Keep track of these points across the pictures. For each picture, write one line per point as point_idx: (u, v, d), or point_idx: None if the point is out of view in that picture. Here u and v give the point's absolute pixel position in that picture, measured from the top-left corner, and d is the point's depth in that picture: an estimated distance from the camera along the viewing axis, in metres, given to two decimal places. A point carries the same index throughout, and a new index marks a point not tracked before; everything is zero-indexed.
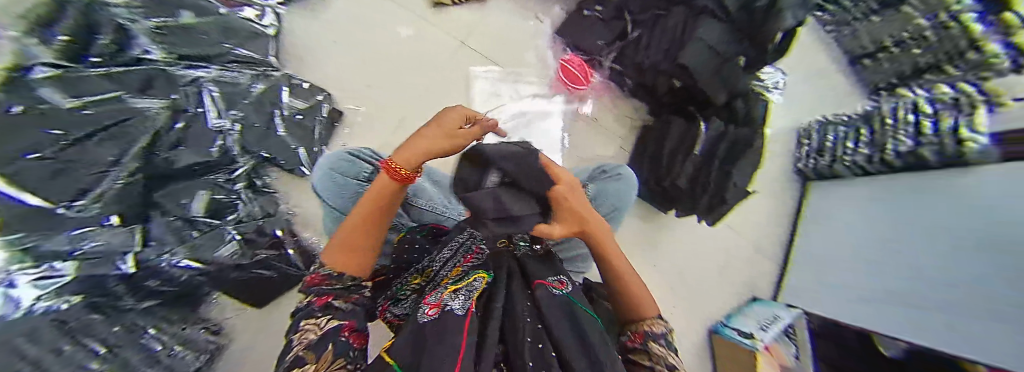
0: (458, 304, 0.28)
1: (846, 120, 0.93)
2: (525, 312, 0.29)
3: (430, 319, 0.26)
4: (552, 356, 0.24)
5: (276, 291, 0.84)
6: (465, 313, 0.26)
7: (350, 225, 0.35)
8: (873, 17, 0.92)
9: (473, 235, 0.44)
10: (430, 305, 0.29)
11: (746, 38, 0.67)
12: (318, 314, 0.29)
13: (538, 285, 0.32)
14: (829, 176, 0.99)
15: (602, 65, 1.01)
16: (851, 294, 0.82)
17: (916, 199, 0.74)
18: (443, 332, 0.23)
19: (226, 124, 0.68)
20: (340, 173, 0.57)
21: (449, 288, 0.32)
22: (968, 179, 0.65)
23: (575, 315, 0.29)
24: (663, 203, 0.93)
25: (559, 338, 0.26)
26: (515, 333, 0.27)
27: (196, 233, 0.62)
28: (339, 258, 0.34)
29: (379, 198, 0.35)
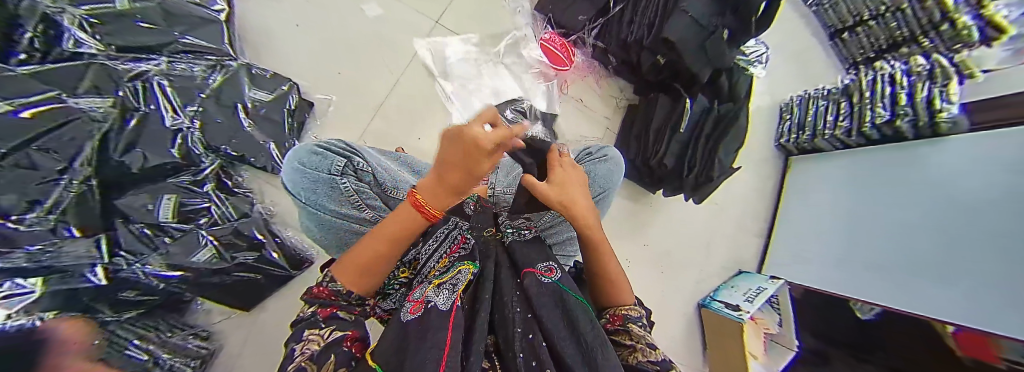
0: (442, 299, 0.26)
1: (827, 93, 0.93)
2: (516, 303, 0.29)
3: (413, 319, 0.24)
4: (541, 345, 0.23)
5: (265, 294, 0.79)
6: (450, 308, 0.25)
7: (369, 247, 0.32)
8: None
9: (457, 225, 0.42)
10: (414, 303, 0.28)
11: (731, 11, 0.66)
12: (321, 325, 0.28)
13: (526, 273, 0.32)
14: (807, 151, 1.01)
15: (584, 43, 0.98)
16: (828, 261, 0.86)
17: (895, 170, 0.77)
18: (427, 330, 0.21)
19: (185, 123, 0.64)
20: (312, 168, 0.55)
21: (433, 283, 0.31)
22: (953, 149, 0.67)
23: (564, 299, 0.28)
24: (651, 183, 0.92)
25: (548, 324, 0.25)
26: (507, 326, 0.27)
27: (168, 240, 0.59)
28: (351, 277, 0.32)
29: (404, 229, 0.32)
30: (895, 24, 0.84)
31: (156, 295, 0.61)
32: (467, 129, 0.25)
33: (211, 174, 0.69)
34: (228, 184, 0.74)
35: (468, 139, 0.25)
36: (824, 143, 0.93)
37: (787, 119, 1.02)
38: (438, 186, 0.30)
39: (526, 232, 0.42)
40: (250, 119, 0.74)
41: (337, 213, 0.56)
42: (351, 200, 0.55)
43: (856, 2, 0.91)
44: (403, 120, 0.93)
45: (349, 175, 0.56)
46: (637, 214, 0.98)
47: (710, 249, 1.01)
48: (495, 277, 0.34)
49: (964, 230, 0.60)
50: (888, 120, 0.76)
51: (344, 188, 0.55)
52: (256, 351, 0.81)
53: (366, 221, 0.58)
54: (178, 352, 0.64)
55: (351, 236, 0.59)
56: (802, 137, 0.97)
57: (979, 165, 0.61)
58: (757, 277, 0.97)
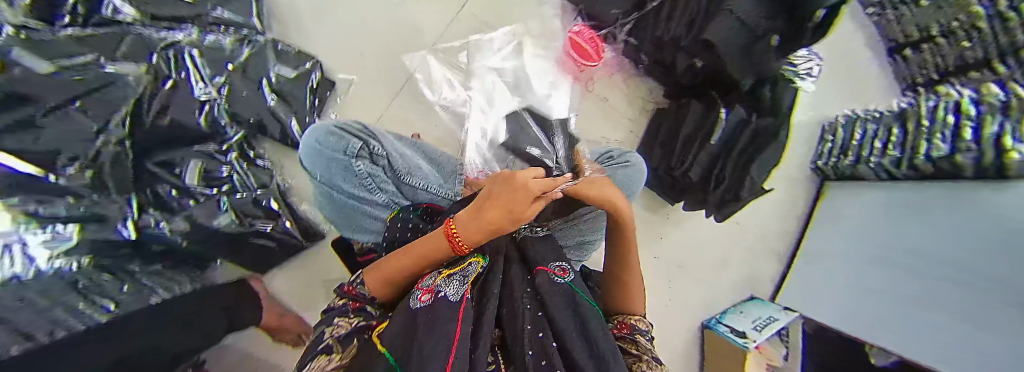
0: (452, 290, 0.28)
1: (879, 116, 0.82)
2: (526, 300, 0.30)
3: (424, 306, 0.26)
4: (552, 343, 0.23)
5: (278, 260, 0.84)
6: (459, 299, 0.25)
7: (398, 260, 0.36)
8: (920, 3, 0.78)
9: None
10: (424, 290, 0.30)
11: (784, 12, 0.58)
12: (350, 315, 0.32)
13: (539, 271, 0.33)
14: (845, 177, 0.91)
15: (614, 39, 0.92)
16: (835, 298, 0.80)
17: (925, 213, 0.66)
18: (436, 317, 0.22)
19: (214, 96, 0.66)
20: (328, 148, 0.55)
21: (443, 273, 0.33)
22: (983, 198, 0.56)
23: (578, 304, 0.28)
24: (674, 194, 0.87)
25: (559, 323, 0.25)
26: (515, 321, 0.27)
27: (192, 202, 0.63)
28: (376, 282, 0.36)
29: (433, 253, 0.35)
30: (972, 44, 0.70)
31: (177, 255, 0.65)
32: (523, 180, 0.33)
33: (236, 144, 0.74)
34: (251, 154, 0.77)
35: (522, 189, 0.33)
36: (867, 171, 0.81)
37: (830, 140, 0.94)
38: (477, 224, 0.33)
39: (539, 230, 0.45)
40: (274, 94, 0.77)
41: (350, 194, 0.58)
42: (364, 184, 0.57)
43: (923, 15, 0.79)
44: (421, 105, 0.93)
45: (364, 158, 0.56)
46: (652, 224, 0.95)
47: (722, 269, 0.97)
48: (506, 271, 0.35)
49: (963, 275, 0.55)
50: (947, 154, 0.62)
51: (358, 171, 0.55)
52: None
53: (377, 204, 0.60)
54: None
55: (364, 215, 0.61)
56: (843, 162, 0.87)
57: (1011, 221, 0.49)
58: (770, 306, 0.91)
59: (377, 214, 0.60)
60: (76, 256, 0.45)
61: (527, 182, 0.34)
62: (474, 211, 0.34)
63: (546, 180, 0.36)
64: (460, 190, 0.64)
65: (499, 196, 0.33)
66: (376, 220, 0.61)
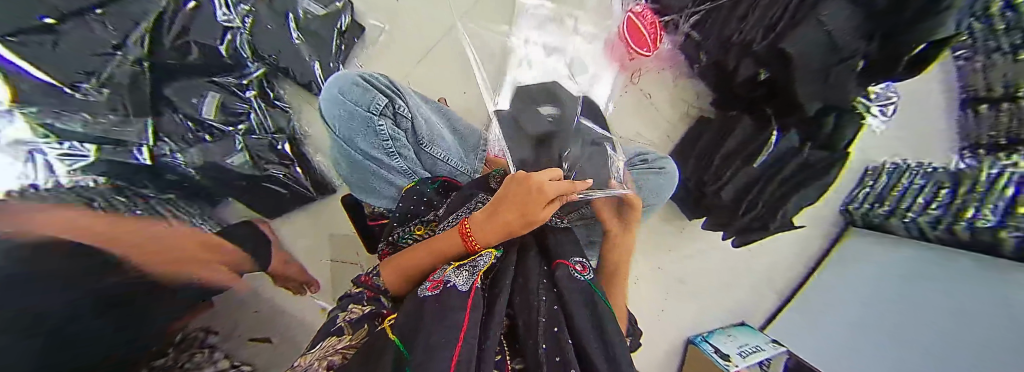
0: (461, 280, 0.32)
1: (930, 173, 0.80)
2: (542, 291, 0.34)
3: (432, 295, 0.30)
4: (566, 339, 0.30)
5: (287, 206, 0.84)
6: (469, 290, 0.31)
7: (415, 255, 0.38)
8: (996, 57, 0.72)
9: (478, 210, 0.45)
10: (434, 280, 0.33)
11: (880, 36, 0.51)
12: (364, 301, 0.38)
13: (561, 265, 0.36)
14: (873, 226, 0.87)
15: (676, 29, 0.86)
16: (825, 340, 0.80)
17: (942, 277, 0.65)
18: (446, 308, 0.28)
19: (236, 24, 0.63)
20: (352, 101, 0.52)
21: (453, 265, 0.35)
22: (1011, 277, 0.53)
23: (596, 308, 0.33)
24: (697, 209, 0.87)
25: (574, 320, 0.31)
26: (530, 311, 0.32)
27: (207, 138, 0.60)
28: (392, 275, 0.38)
29: (449, 249, 0.38)
30: None
31: None
32: (534, 181, 0.38)
33: (255, 79, 0.71)
34: (269, 94, 0.75)
35: (539, 195, 0.37)
36: (898, 227, 0.78)
37: (869, 185, 0.93)
38: (492, 226, 0.37)
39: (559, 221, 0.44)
40: (299, 31, 0.73)
41: (368, 155, 0.55)
42: (383, 145, 0.54)
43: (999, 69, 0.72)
44: (456, 66, 0.89)
45: (387, 117, 0.53)
46: (662, 234, 0.96)
47: (721, 288, 0.98)
48: (522, 260, 0.38)
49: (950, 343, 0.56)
50: (991, 227, 0.57)
51: (379, 130, 0.53)
52: None
53: (395, 169, 0.56)
54: None
55: (380, 180, 0.57)
56: (877, 211, 0.85)
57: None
58: (756, 335, 0.92)
59: (394, 180, 0.57)
60: (95, 172, 0.38)
61: (542, 184, 0.39)
62: (491, 215, 0.38)
63: (557, 187, 0.40)
64: (478, 167, 0.62)
65: (515, 200, 0.37)
66: (393, 187, 0.57)
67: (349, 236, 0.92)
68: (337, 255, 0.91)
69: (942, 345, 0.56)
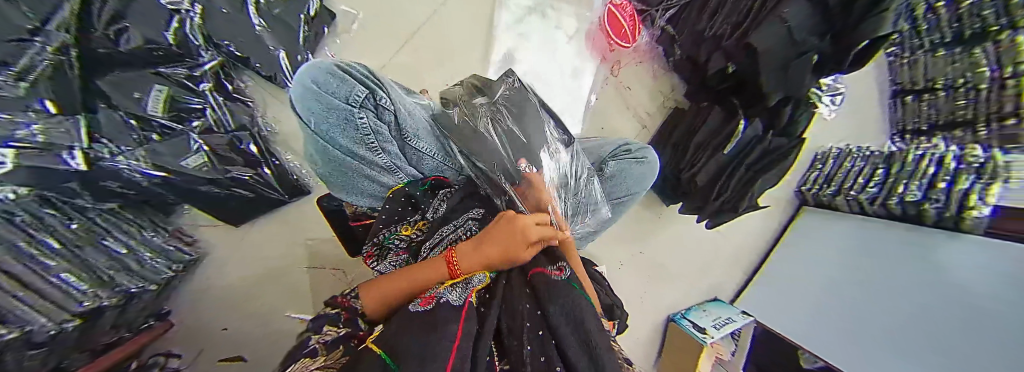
0: (454, 296, 0.24)
1: (869, 155, 0.91)
2: (524, 298, 0.27)
3: (423, 310, 0.22)
4: (552, 343, 0.22)
5: (254, 212, 0.77)
6: (463, 304, 0.23)
7: (392, 282, 0.32)
8: (921, 52, 0.82)
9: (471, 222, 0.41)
10: (424, 297, 0.26)
11: (830, 35, 0.57)
12: (339, 323, 0.32)
13: (536, 273, 0.31)
14: (823, 205, 0.99)
15: (653, 24, 0.90)
16: (797, 316, 0.87)
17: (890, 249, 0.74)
18: (435, 320, 0.19)
19: (184, 7, 0.56)
20: (328, 93, 0.43)
21: (448, 282, 0.29)
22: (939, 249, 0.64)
23: (580, 310, 0.26)
24: (672, 197, 0.91)
25: (557, 321, 0.24)
26: (514, 317, 0.25)
27: (155, 138, 0.52)
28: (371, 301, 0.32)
29: (426, 279, 0.30)
30: (966, 102, 0.73)
31: (140, 194, 0.56)
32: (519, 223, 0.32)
33: (210, 71, 0.63)
34: (228, 88, 0.67)
35: (524, 228, 0.32)
36: (843, 203, 0.91)
37: (818, 168, 1.02)
38: (476, 254, 0.31)
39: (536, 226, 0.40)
40: (259, 16, 0.66)
41: (349, 151, 0.49)
42: (365, 140, 0.48)
43: (920, 65, 0.83)
44: (435, 57, 0.86)
45: (369, 110, 0.46)
46: (643, 221, 1.01)
47: (695, 269, 1.06)
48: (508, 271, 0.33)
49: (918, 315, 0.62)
50: (918, 201, 0.72)
51: (359, 124, 0.46)
52: (249, 266, 0.82)
53: (377, 165, 0.52)
54: (165, 254, 0.64)
55: (361, 176, 0.54)
56: (825, 191, 0.95)
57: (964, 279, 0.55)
58: (729, 308, 1.01)
59: (376, 176, 0.53)
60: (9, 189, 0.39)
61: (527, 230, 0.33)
62: (476, 243, 0.32)
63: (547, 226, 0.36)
64: None
65: (501, 228, 0.33)
66: (375, 184, 0.55)
67: (327, 241, 0.86)
68: (313, 262, 0.85)
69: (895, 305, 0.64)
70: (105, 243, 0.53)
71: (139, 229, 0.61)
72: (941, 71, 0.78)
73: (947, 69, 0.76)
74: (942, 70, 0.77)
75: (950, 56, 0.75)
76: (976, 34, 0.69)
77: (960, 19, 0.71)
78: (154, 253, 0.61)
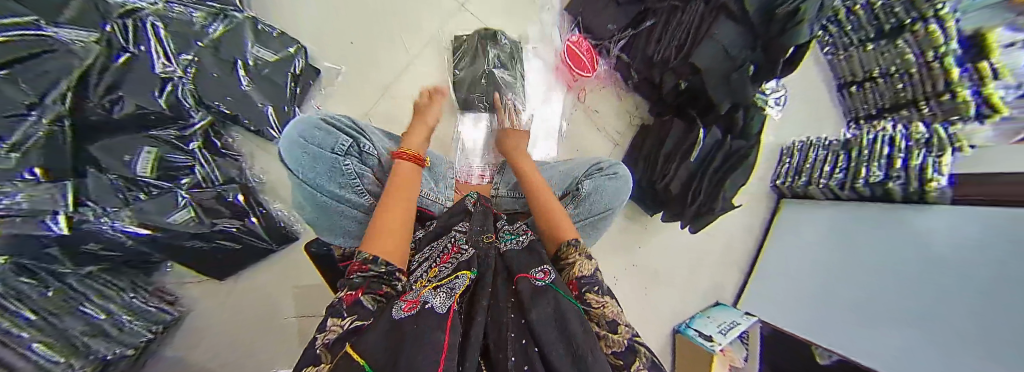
0: (438, 301, 0.27)
1: (828, 144, 0.96)
2: (509, 309, 0.30)
3: (407, 317, 0.24)
4: (532, 350, 0.24)
5: (239, 264, 0.76)
6: (446, 312, 0.25)
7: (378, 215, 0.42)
8: (852, 50, 0.92)
9: (456, 234, 0.45)
10: (408, 303, 0.28)
11: (760, 47, 0.64)
12: (344, 314, 0.28)
13: (521, 278, 0.33)
14: (799, 195, 1.02)
15: (609, 53, 0.98)
16: (797, 311, 0.85)
17: (871, 226, 0.77)
18: (422, 330, 0.21)
19: (177, 73, 0.59)
20: (314, 144, 0.49)
21: (428, 287, 0.32)
22: (917, 225, 0.66)
23: (564, 315, 0.28)
24: (652, 206, 0.94)
25: (540, 329, 0.26)
26: (500, 328, 0.27)
27: (143, 196, 0.55)
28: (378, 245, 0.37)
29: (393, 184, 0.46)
30: (903, 85, 0.80)
31: (124, 254, 0.56)
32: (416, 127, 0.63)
33: (199, 130, 0.66)
34: (216, 144, 0.70)
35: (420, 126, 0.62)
36: (817, 192, 0.94)
37: (787, 161, 1.06)
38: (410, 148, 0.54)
39: (522, 240, 0.44)
40: (248, 77, 0.71)
41: (336, 197, 0.52)
42: (352, 185, 0.52)
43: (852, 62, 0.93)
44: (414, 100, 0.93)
45: (353, 157, 0.53)
46: (630, 232, 1.02)
47: (692, 275, 1.05)
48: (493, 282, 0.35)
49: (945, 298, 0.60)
50: (881, 180, 0.76)
51: (346, 170, 0.51)
52: (229, 322, 0.79)
53: (364, 207, 0.54)
54: (141, 315, 0.61)
55: (348, 221, 0.55)
56: (798, 182, 0.99)
57: (956, 247, 0.56)
58: (732, 311, 0.99)
59: (363, 218, 0.55)
60: None
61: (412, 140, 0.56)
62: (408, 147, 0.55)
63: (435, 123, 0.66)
64: (450, 196, 0.63)
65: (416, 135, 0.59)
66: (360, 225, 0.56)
67: (316, 287, 0.84)
68: (302, 310, 0.83)
69: (894, 284, 0.64)
70: (82, 310, 0.51)
71: (117, 290, 0.59)
72: (872, 64, 0.87)
73: (880, 61, 0.85)
74: (875, 63, 0.86)
75: (878, 50, 0.84)
76: (894, 29, 0.79)
77: (876, 17, 0.82)
78: (133, 315, 0.59)
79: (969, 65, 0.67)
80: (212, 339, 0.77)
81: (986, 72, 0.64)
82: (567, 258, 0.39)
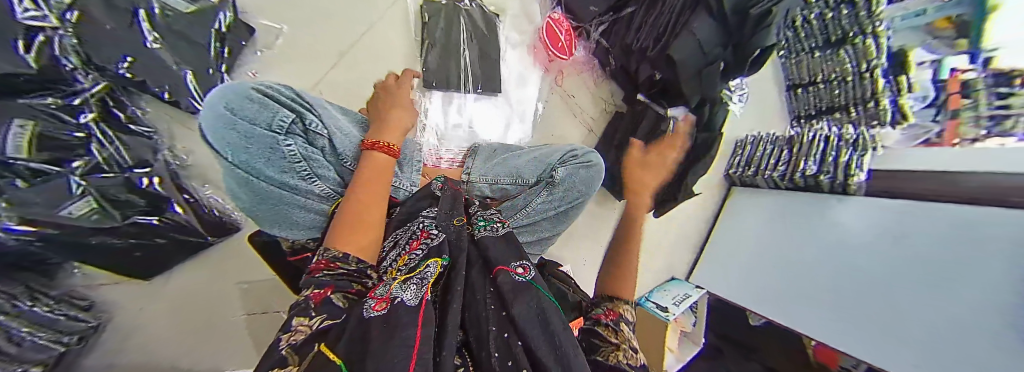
0: (410, 295, 0.23)
1: (773, 139, 1.04)
2: (489, 301, 0.28)
3: (378, 313, 0.19)
4: (517, 345, 0.23)
5: (174, 258, 0.66)
6: (419, 304, 0.21)
7: (351, 209, 0.36)
8: (803, 54, 0.97)
9: (423, 220, 0.42)
10: (376, 298, 0.23)
11: (731, 44, 0.67)
12: (311, 313, 0.22)
13: (500, 270, 0.31)
14: (747, 184, 1.11)
15: (588, 36, 0.96)
16: (748, 285, 0.96)
17: (800, 215, 0.92)
18: (394, 325, 0.17)
19: (51, 23, 0.42)
20: (245, 119, 0.40)
21: (397, 280, 0.27)
22: (831, 210, 0.85)
23: (547, 316, 0.26)
24: (620, 192, 0.98)
25: (523, 323, 0.24)
26: (479, 324, 0.25)
27: (19, 184, 0.41)
28: (349, 240, 0.33)
29: (377, 176, 0.42)
30: (836, 91, 0.92)
31: (8, 256, 0.44)
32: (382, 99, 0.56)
33: (93, 97, 0.51)
34: (118, 117, 0.56)
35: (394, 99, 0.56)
36: (761, 181, 1.04)
37: (740, 153, 1.12)
38: (391, 131, 0.49)
39: (498, 229, 0.41)
40: (156, 32, 0.56)
41: (278, 182, 0.44)
42: (296, 169, 0.44)
43: (809, 63, 0.97)
44: (369, 74, 0.82)
45: (296, 136, 0.44)
46: (599, 216, 1.07)
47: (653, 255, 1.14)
48: (467, 276, 0.32)
49: None
50: (814, 173, 0.88)
51: (287, 152, 0.43)
52: (168, 321, 0.70)
53: (314, 194, 0.47)
54: (48, 326, 0.51)
55: (295, 209, 0.48)
56: (746, 172, 1.08)
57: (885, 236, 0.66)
58: (686, 285, 1.10)
59: (315, 206, 0.49)
60: None
61: (387, 124, 0.50)
62: (382, 125, 0.49)
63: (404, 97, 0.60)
64: (416, 181, 0.55)
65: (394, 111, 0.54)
66: (312, 214, 0.49)
67: (269, 282, 0.78)
68: (252, 307, 0.76)
69: None
70: None
71: (14, 300, 0.47)
72: (816, 65, 0.95)
73: (822, 65, 0.93)
74: (824, 67, 0.93)
75: (825, 56, 0.91)
76: (839, 39, 0.87)
77: (827, 27, 0.88)
78: (32, 325, 0.48)
79: (893, 77, 0.84)
80: (149, 338, 0.69)
81: (904, 84, 0.83)
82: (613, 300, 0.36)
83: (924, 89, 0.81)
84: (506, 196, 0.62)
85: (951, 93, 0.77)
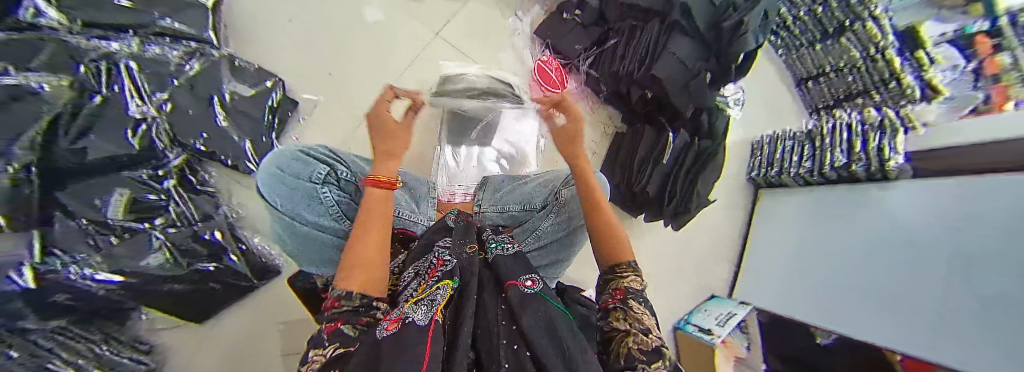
0: (420, 315, 0.22)
1: (792, 135, 1.02)
2: (499, 317, 0.25)
3: (389, 333, 0.18)
4: (526, 354, 0.20)
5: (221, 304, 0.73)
6: (429, 323, 0.20)
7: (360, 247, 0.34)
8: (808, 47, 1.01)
9: (438, 250, 0.40)
10: (389, 320, 0.22)
11: (714, 57, 0.71)
12: (325, 343, 0.21)
13: (509, 284, 0.29)
14: (776, 184, 1.07)
15: (578, 70, 1.04)
16: (805, 299, 0.85)
17: (842, 213, 0.85)
18: (401, 342, 0.16)
19: (152, 114, 0.58)
20: (291, 174, 0.48)
21: (409, 301, 0.26)
22: (874, 198, 0.79)
23: (555, 326, 0.23)
24: (632, 207, 0.96)
25: (531, 332, 0.21)
26: (489, 339, 0.23)
27: (114, 240, 0.51)
28: (357, 277, 0.30)
29: (379, 211, 0.39)
30: (851, 78, 0.93)
31: (98, 303, 0.53)
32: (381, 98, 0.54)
33: (175, 168, 0.63)
34: (192, 181, 0.67)
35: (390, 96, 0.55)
36: (790, 179, 1.01)
37: (758, 155, 1.11)
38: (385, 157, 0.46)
39: (510, 247, 0.40)
40: (225, 112, 0.69)
41: (316, 225, 0.50)
42: (331, 212, 0.50)
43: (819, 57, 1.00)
44: None
45: (331, 185, 0.51)
46: None
47: (686, 272, 1.07)
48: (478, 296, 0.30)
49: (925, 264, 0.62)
50: (845, 164, 0.84)
51: (324, 198, 0.49)
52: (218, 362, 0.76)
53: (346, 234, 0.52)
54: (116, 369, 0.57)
55: (329, 249, 0.52)
56: (770, 172, 1.05)
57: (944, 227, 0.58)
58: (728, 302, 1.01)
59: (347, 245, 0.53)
60: None
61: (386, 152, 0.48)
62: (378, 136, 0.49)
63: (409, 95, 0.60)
64: (432, 216, 0.59)
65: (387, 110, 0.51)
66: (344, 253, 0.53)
67: (304, 321, 0.82)
68: (289, 347, 0.80)
69: None
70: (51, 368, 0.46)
71: (93, 343, 0.55)
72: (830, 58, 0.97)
73: (830, 59, 0.96)
74: (836, 59, 0.95)
75: (833, 47, 0.94)
76: (837, 29, 0.92)
77: (821, 22, 0.95)
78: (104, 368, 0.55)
79: (909, 54, 0.84)
80: None
81: (925, 60, 0.83)
82: (621, 272, 0.35)
83: (952, 60, 0.80)
84: (518, 219, 0.65)
85: (986, 56, 0.74)
